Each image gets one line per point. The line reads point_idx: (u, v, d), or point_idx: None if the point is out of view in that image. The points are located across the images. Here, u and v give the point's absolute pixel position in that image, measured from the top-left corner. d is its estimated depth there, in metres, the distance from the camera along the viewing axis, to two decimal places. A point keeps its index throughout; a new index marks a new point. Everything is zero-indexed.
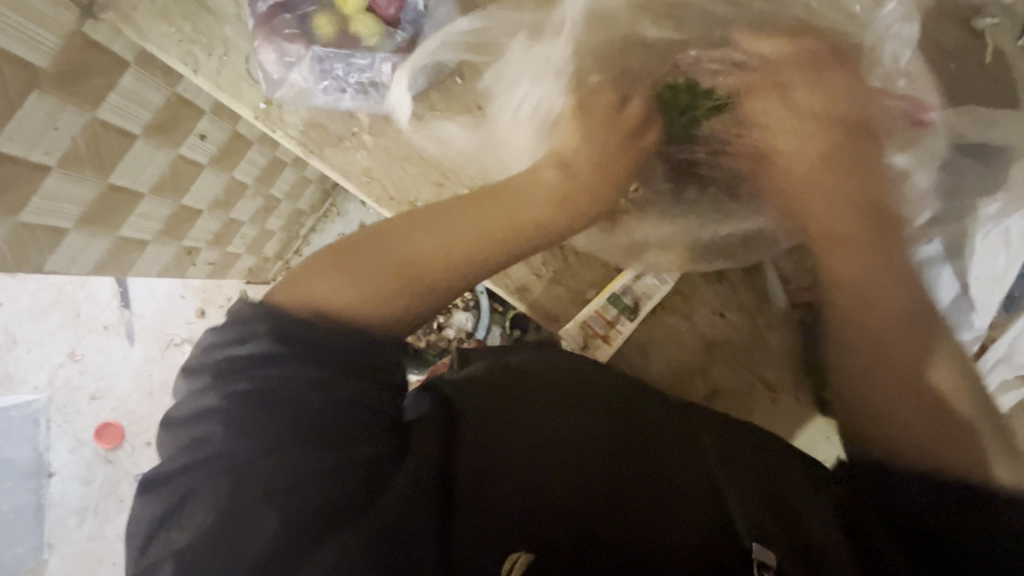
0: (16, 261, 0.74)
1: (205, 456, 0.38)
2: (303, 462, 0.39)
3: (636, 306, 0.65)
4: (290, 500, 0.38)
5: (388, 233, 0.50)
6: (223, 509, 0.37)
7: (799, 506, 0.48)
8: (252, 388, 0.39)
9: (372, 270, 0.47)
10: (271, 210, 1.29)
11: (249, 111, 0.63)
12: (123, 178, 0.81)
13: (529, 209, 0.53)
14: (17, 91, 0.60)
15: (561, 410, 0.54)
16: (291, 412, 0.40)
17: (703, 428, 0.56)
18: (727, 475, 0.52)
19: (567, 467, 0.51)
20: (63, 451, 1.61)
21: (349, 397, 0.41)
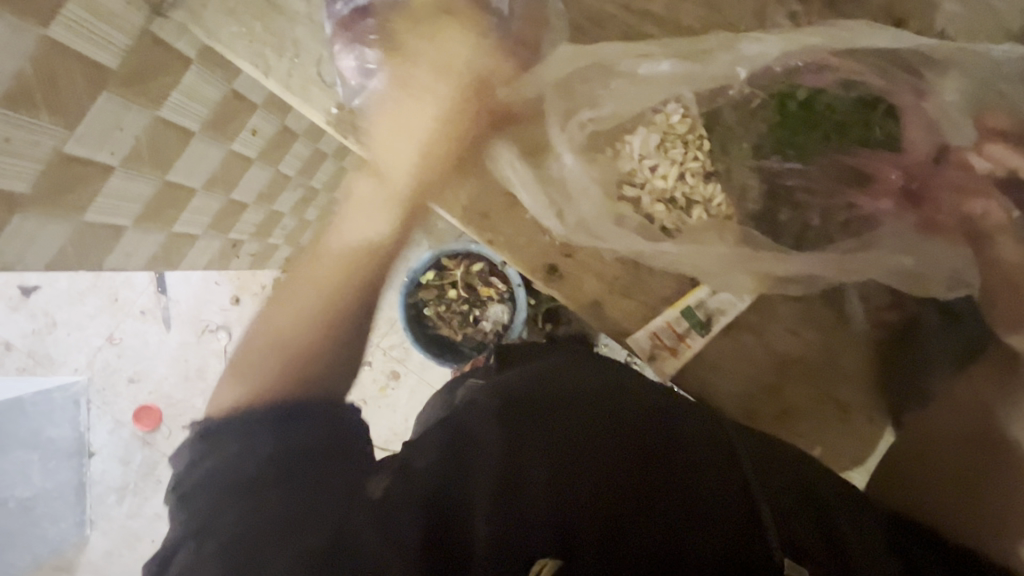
0: (79, 260, 0.73)
1: (190, 509, 0.45)
2: (278, 505, 0.43)
3: (708, 321, 0.62)
4: (290, 526, 0.43)
5: (279, 316, 0.58)
6: (191, 565, 0.41)
7: (839, 524, 0.51)
8: (217, 465, 0.46)
9: (285, 323, 0.57)
10: (310, 200, 1.28)
11: (321, 115, 0.61)
12: (180, 175, 0.80)
13: (370, 226, 0.60)
14: (88, 92, 0.58)
15: (570, 420, 0.55)
16: (264, 473, 0.45)
17: (739, 444, 0.57)
18: (761, 481, 0.53)
19: (582, 480, 0.50)
20: (103, 432, 1.61)
21: (293, 440, 0.48)
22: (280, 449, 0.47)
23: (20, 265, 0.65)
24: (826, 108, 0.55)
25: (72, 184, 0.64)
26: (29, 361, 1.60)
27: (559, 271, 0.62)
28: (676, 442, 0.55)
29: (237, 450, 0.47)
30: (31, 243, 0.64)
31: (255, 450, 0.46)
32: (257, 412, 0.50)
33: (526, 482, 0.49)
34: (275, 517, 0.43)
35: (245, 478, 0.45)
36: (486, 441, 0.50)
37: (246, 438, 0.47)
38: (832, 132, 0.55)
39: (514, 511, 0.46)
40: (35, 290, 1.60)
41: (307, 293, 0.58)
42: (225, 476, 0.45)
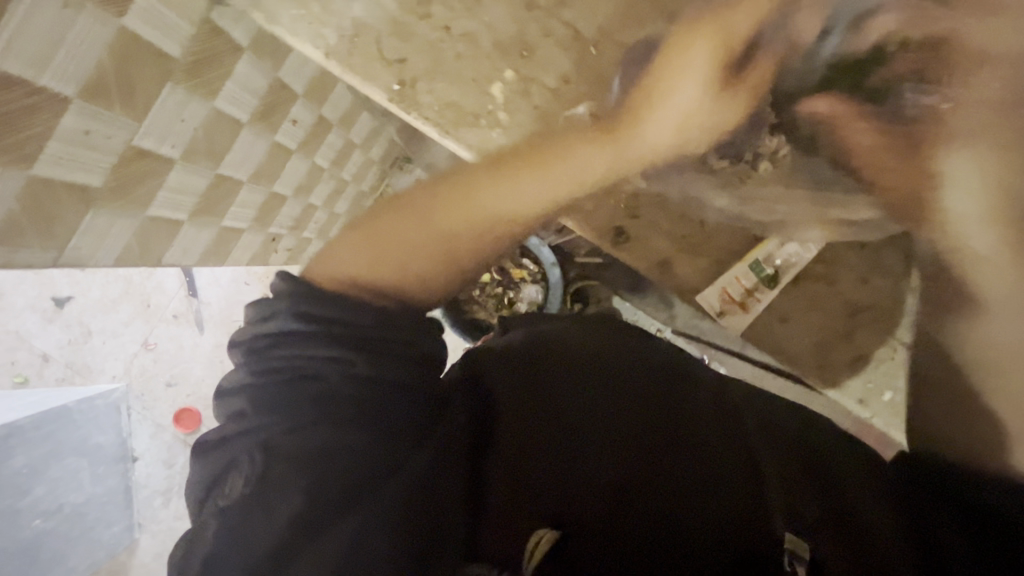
0: (143, 256, 0.74)
1: (253, 412, 0.42)
2: (335, 444, 0.41)
3: (777, 274, 0.65)
4: (313, 470, 0.40)
5: (435, 199, 0.54)
6: (252, 483, 0.39)
7: (852, 497, 0.49)
8: (291, 375, 0.43)
9: (405, 232, 0.53)
10: (340, 193, 1.30)
11: (383, 93, 0.63)
12: (231, 167, 0.80)
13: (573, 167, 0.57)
14: (155, 84, 0.59)
15: (595, 384, 0.55)
16: (342, 397, 0.42)
17: (749, 416, 0.57)
18: (774, 458, 0.52)
19: (608, 441, 0.50)
20: (144, 437, 1.64)
21: (374, 366, 0.44)
22: (371, 376, 0.43)
23: (95, 262, 0.66)
24: None
25: (139, 177, 0.64)
26: (68, 372, 1.62)
27: (626, 234, 0.66)
28: (692, 415, 0.54)
29: (318, 360, 0.43)
30: (104, 239, 0.65)
31: (339, 361, 0.43)
32: (355, 316, 0.45)
33: (543, 444, 0.49)
34: (334, 446, 0.41)
35: (328, 395, 0.42)
36: (515, 403, 0.51)
37: (332, 356, 0.43)
38: None
39: (526, 473, 0.47)
40: (69, 301, 1.61)
41: (510, 197, 0.55)
42: (308, 382, 0.42)
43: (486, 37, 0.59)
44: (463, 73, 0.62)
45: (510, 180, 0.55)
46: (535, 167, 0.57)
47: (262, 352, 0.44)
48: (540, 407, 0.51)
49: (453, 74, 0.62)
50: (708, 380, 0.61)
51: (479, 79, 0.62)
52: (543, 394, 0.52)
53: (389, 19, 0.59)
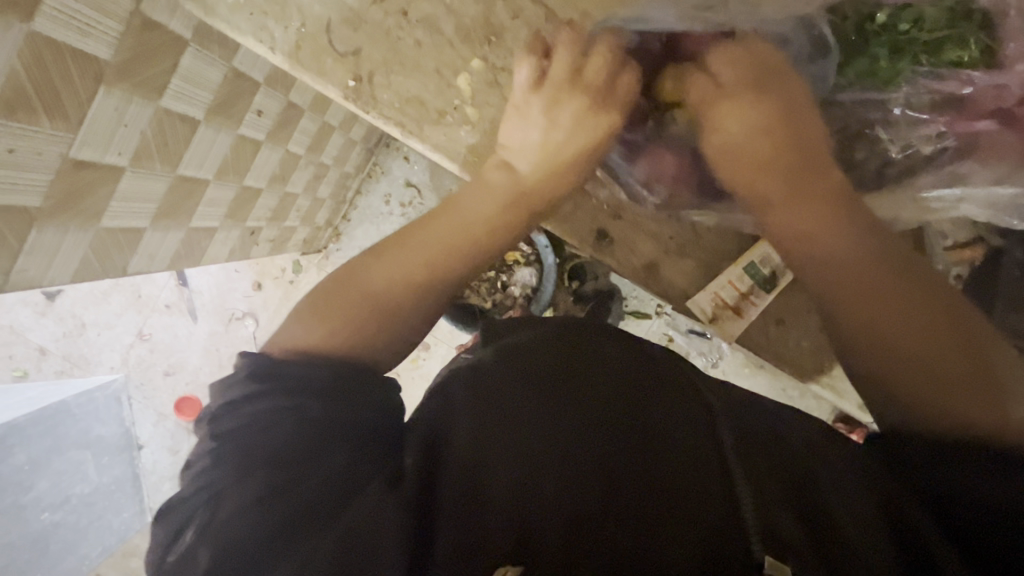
0: (103, 268, 0.70)
1: (211, 465, 0.40)
2: (283, 485, 0.38)
3: (773, 276, 0.60)
4: (261, 510, 0.37)
5: (363, 262, 0.51)
6: (201, 534, 0.37)
7: (831, 500, 0.41)
8: (240, 422, 0.41)
9: (341, 306, 0.48)
10: (321, 177, 1.24)
11: (338, 90, 0.57)
12: (191, 167, 0.75)
13: (480, 217, 0.52)
14: (85, 89, 0.53)
15: (564, 396, 0.48)
16: (293, 443, 0.40)
17: (724, 418, 0.48)
18: (744, 463, 0.43)
19: (565, 464, 0.43)
20: (148, 425, 1.62)
21: (305, 405, 0.41)
22: (321, 417, 0.41)
23: (47, 281, 0.62)
24: (938, 34, 0.47)
25: (84, 190, 0.60)
26: (65, 364, 1.61)
27: (610, 237, 0.61)
28: (654, 428, 0.46)
29: (269, 407, 0.41)
30: (54, 256, 0.61)
31: (280, 408, 0.41)
32: (307, 369, 0.43)
33: (500, 462, 0.43)
34: (272, 487, 0.38)
35: (283, 442, 0.40)
36: (477, 417, 0.45)
37: (290, 402, 0.41)
38: (924, 53, 0.47)
39: (473, 490, 0.41)
40: (59, 294, 1.59)
41: (441, 237, 0.51)
42: (259, 429, 0.40)
43: (448, 23, 0.54)
44: (425, 64, 0.56)
45: (424, 230, 0.52)
46: (455, 208, 0.53)
47: (219, 401, 0.43)
48: (501, 423, 0.45)
49: (414, 66, 0.56)
50: (672, 379, 0.52)
51: (443, 70, 0.56)
52: (507, 409, 0.46)
53: (340, 7, 0.54)
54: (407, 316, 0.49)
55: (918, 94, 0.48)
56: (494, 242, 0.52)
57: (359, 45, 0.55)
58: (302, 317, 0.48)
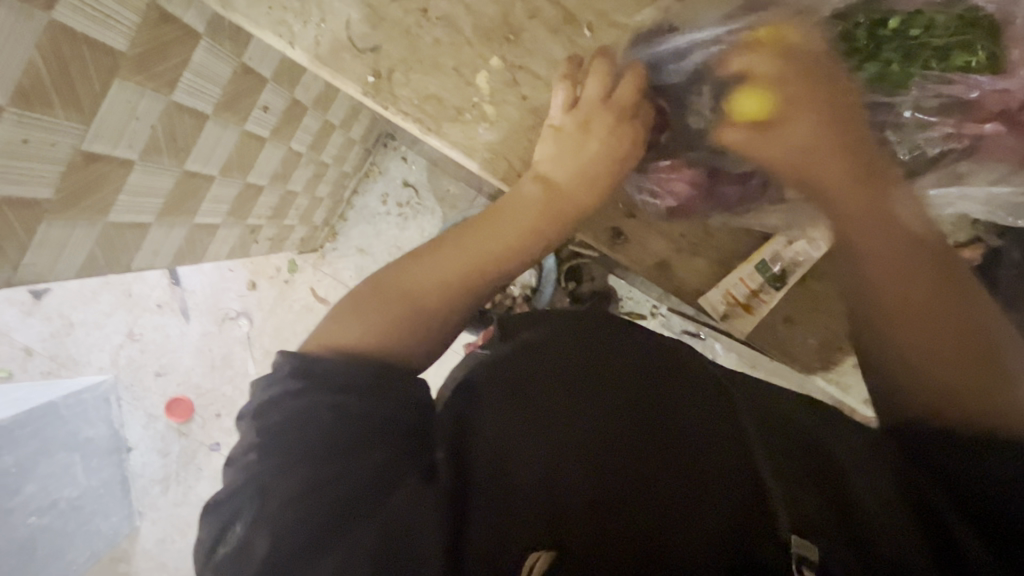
0: (109, 263, 0.69)
1: (250, 461, 0.38)
2: (324, 479, 0.37)
3: (783, 274, 0.61)
4: (308, 505, 0.36)
5: (402, 266, 0.50)
6: (251, 529, 0.36)
7: (852, 491, 0.43)
8: (283, 419, 0.39)
9: (391, 309, 0.47)
10: (321, 176, 1.24)
11: (356, 87, 0.57)
12: (198, 163, 0.74)
13: (519, 223, 0.53)
14: (100, 81, 0.53)
15: (592, 392, 0.49)
16: (330, 437, 0.38)
17: (746, 415, 0.49)
18: (773, 460, 0.45)
19: (592, 458, 0.44)
20: (137, 427, 1.62)
21: (347, 401, 0.40)
22: (360, 412, 0.39)
23: (55, 276, 0.61)
24: (948, 39, 0.48)
25: (94, 184, 0.59)
26: (52, 365, 1.58)
27: (625, 236, 0.62)
28: (682, 422, 0.47)
29: (310, 406, 0.39)
30: (63, 251, 0.60)
31: (319, 402, 0.39)
32: (348, 369, 0.41)
33: (532, 460, 0.44)
34: (316, 482, 0.37)
35: (328, 439, 0.38)
36: (506, 418, 0.46)
37: (334, 400, 0.40)
38: (933, 58, 0.48)
39: (507, 487, 0.42)
40: (46, 293, 1.56)
41: (483, 245, 0.51)
42: (296, 424, 0.38)
43: (468, 22, 0.55)
44: (444, 62, 0.56)
45: (471, 234, 0.51)
46: (497, 216, 0.53)
47: (261, 398, 0.41)
48: (529, 421, 0.46)
49: (433, 64, 0.56)
50: (686, 370, 0.53)
51: (462, 68, 0.56)
52: (536, 407, 0.47)
53: (360, 4, 0.54)
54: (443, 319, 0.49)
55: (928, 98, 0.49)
56: (525, 248, 0.52)
57: (378, 42, 0.56)
58: (337, 316, 0.47)
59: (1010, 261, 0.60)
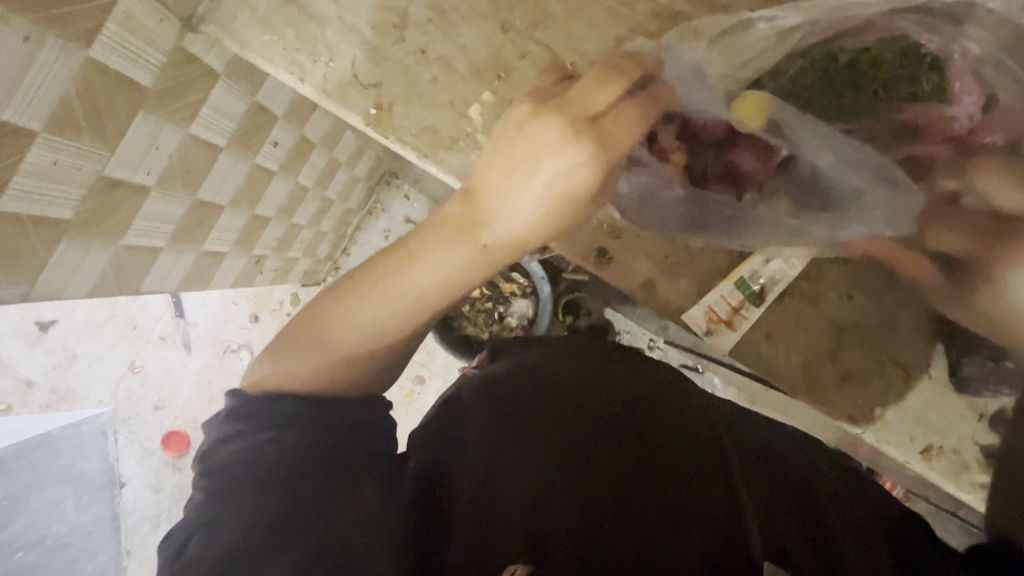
0: (118, 286, 0.72)
1: (209, 494, 0.41)
2: (276, 509, 0.39)
3: (762, 291, 0.64)
4: (259, 536, 0.39)
5: (323, 309, 0.48)
6: (207, 558, 0.38)
7: (830, 533, 0.44)
8: (235, 454, 0.42)
9: (305, 345, 0.47)
10: (325, 211, 1.29)
11: (360, 118, 0.62)
12: (208, 193, 0.79)
13: (448, 267, 0.46)
14: (125, 112, 0.58)
15: (572, 417, 0.49)
16: (284, 467, 0.41)
17: (729, 445, 0.51)
18: (749, 487, 0.47)
19: (572, 481, 0.45)
20: (132, 461, 1.58)
21: (306, 439, 0.42)
22: (309, 446, 0.42)
23: (66, 295, 0.64)
24: (898, 72, 0.53)
25: (111, 208, 0.63)
26: (52, 398, 1.54)
27: (610, 256, 0.65)
28: (660, 447, 0.49)
29: (263, 440, 0.42)
30: (76, 270, 0.63)
31: (278, 439, 0.42)
32: (294, 405, 0.44)
33: (510, 487, 0.44)
34: (272, 513, 0.39)
35: (275, 468, 0.41)
36: (487, 441, 0.46)
37: (274, 433, 0.43)
38: (881, 89, 0.53)
39: (487, 515, 0.43)
40: (52, 325, 1.53)
41: (411, 286, 0.47)
42: (253, 459, 0.41)
43: (461, 61, 0.61)
44: (440, 97, 0.61)
45: (394, 274, 0.47)
46: (417, 254, 0.47)
47: (210, 437, 0.45)
48: (508, 445, 0.47)
49: (430, 98, 0.62)
50: (663, 398, 0.55)
51: (456, 102, 0.62)
52: (515, 433, 0.47)
53: (365, 45, 0.60)
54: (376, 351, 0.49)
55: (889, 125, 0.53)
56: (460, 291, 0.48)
57: (380, 79, 0.61)
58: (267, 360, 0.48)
59: None
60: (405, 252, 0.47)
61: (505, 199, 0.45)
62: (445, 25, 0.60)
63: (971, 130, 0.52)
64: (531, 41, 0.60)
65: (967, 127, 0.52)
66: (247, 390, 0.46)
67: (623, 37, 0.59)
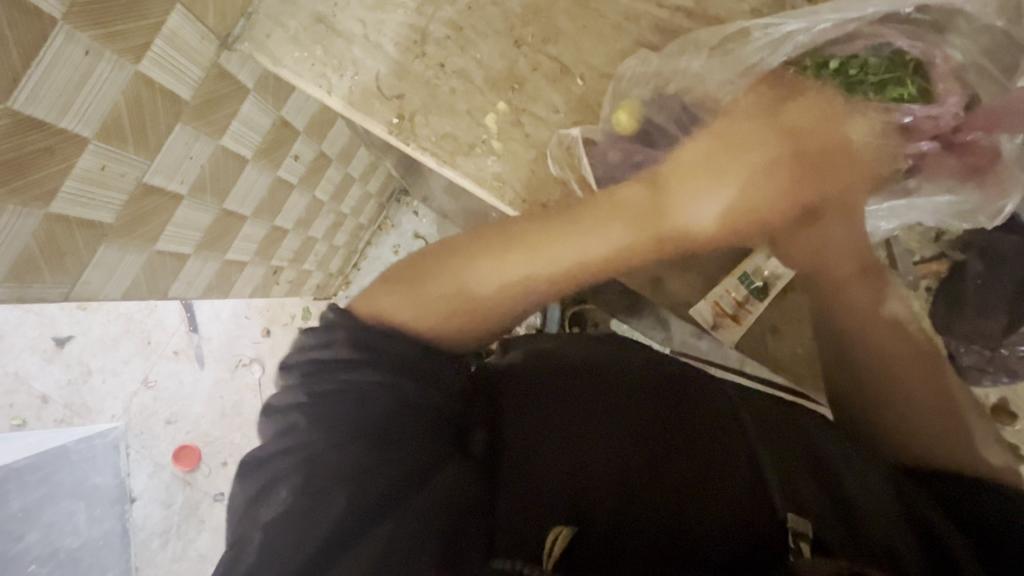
0: (149, 290, 0.75)
1: (301, 428, 0.42)
2: (372, 456, 0.41)
3: (766, 285, 0.67)
4: (356, 483, 0.40)
5: (458, 249, 0.53)
6: (302, 492, 0.40)
7: (853, 490, 0.45)
8: (336, 386, 0.43)
9: (435, 290, 0.50)
10: (339, 225, 1.33)
11: (383, 127, 0.67)
12: (234, 203, 0.83)
13: (603, 245, 0.56)
14: (166, 123, 0.62)
15: (607, 388, 0.53)
16: (383, 413, 0.43)
17: (744, 412, 0.53)
18: (772, 450, 0.49)
19: (632, 446, 0.48)
20: (143, 476, 1.59)
21: (406, 392, 0.44)
22: (413, 398, 0.44)
23: (102, 296, 0.67)
24: (887, 75, 0.56)
25: (148, 213, 0.67)
26: (65, 412, 1.50)
27: None
28: (699, 417, 0.51)
29: (366, 381, 0.43)
30: (113, 272, 0.66)
31: (385, 385, 0.43)
32: (397, 348, 0.45)
33: (557, 447, 0.48)
34: (368, 458, 0.41)
35: (374, 416, 0.42)
36: (555, 406, 0.50)
37: (388, 377, 0.44)
38: (871, 92, 0.56)
39: (527, 474, 0.46)
40: (70, 340, 1.47)
41: (559, 256, 0.54)
42: (353, 400, 0.42)
43: (478, 74, 0.65)
44: (457, 107, 0.66)
45: (571, 230, 0.55)
46: (576, 223, 0.56)
47: (303, 362, 0.44)
48: (557, 411, 0.50)
49: (448, 108, 0.66)
50: (693, 375, 0.57)
51: (473, 111, 0.66)
52: (561, 399, 0.51)
53: (389, 60, 0.65)
54: (495, 315, 0.52)
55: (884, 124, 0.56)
56: (609, 256, 0.57)
57: (402, 91, 0.66)
58: (394, 291, 0.49)
59: (972, 273, 0.68)
60: (513, 230, 0.54)
61: (699, 200, 0.58)
62: (463, 41, 0.65)
63: (954, 130, 0.57)
64: (542, 54, 0.64)
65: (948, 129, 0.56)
66: (359, 312, 0.47)
67: (628, 50, 0.64)
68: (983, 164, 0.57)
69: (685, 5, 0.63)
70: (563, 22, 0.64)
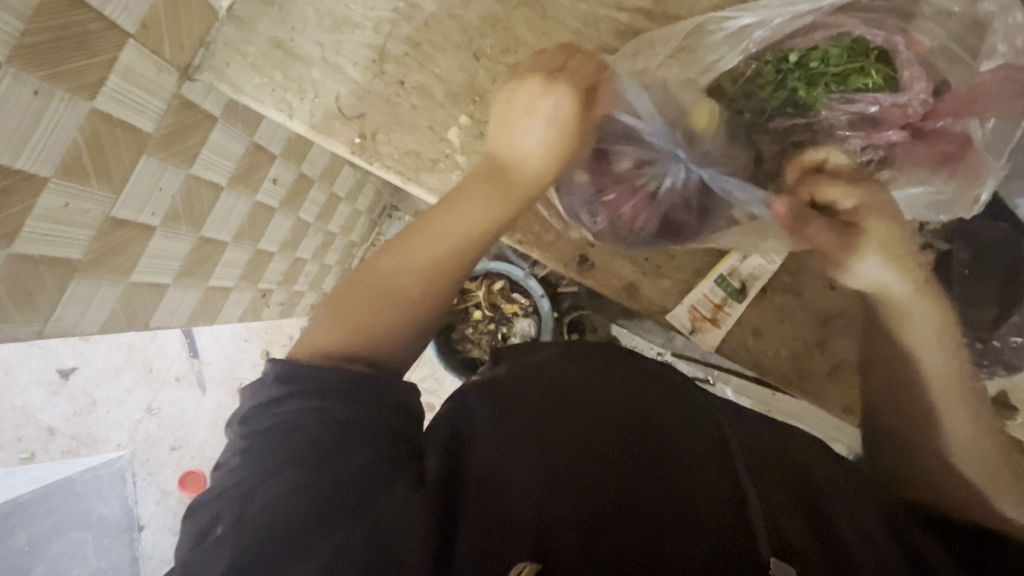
0: (128, 322, 0.74)
1: (244, 465, 0.42)
2: (305, 483, 0.40)
3: (743, 287, 0.67)
4: (292, 513, 0.39)
5: (372, 264, 0.53)
6: (238, 523, 0.39)
7: (844, 534, 0.44)
8: (277, 423, 0.43)
9: (354, 309, 0.51)
10: (330, 244, 1.34)
11: (346, 147, 0.67)
12: (213, 230, 0.83)
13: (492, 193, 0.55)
14: (129, 157, 0.62)
15: (582, 404, 0.50)
16: (315, 438, 0.42)
17: (733, 436, 0.51)
18: (756, 479, 0.47)
19: (596, 464, 0.46)
20: (151, 503, 1.56)
21: (341, 417, 0.44)
22: (347, 421, 0.43)
23: (79, 331, 0.67)
24: (851, 65, 0.55)
25: (120, 247, 0.67)
26: (73, 444, 1.51)
27: (591, 262, 0.69)
28: (664, 435, 0.49)
29: (297, 410, 0.43)
30: (87, 307, 0.66)
31: (320, 412, 0.43)
32: (324, 373, 0.45)
33: (522, 467, 0.45)
34: (305, 484, 0.40)
35: (306, 443, 0.42)
36: (518, 423, 0.48)
37: (319, 403, 0.44)
38: (833, 83, 0.55)
39: (492, 503, 0.43)
40: (72, 372, 1.50)
41: (465, 219, 0.54)
42: (287, 432, 0.43)
43: (439, 89, 0.65)
44: (420, 123, 0.66)
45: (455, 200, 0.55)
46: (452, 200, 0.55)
47: (249, 404, 0.46)
48: (529, 428, 0.48)
49: (411, 124, 0.66)
50: (674, 392, 0.55)
51: (435, 126, 0.66)
52: (532, 416, 0.49)
53: (348, 81, 0.66)
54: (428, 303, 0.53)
55: (849, 116, 0.55)
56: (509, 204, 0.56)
57: (364, 110, 0.66)
58: (317, 323, 0.51)
59: (960, 261, 0.70)
60: (428, 223, 0.54)
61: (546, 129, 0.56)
62: (421, 57, 0.64)
63: (924, 117, 0.55)
64: (502, 66, 0.64)
65: (920, 117, 0.55)
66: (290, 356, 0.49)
67: (588, 55, 0.63)
68: (957, 148, 0.55)
69: (644, 7, 0.62)
70: (520, 31, 0.63)
